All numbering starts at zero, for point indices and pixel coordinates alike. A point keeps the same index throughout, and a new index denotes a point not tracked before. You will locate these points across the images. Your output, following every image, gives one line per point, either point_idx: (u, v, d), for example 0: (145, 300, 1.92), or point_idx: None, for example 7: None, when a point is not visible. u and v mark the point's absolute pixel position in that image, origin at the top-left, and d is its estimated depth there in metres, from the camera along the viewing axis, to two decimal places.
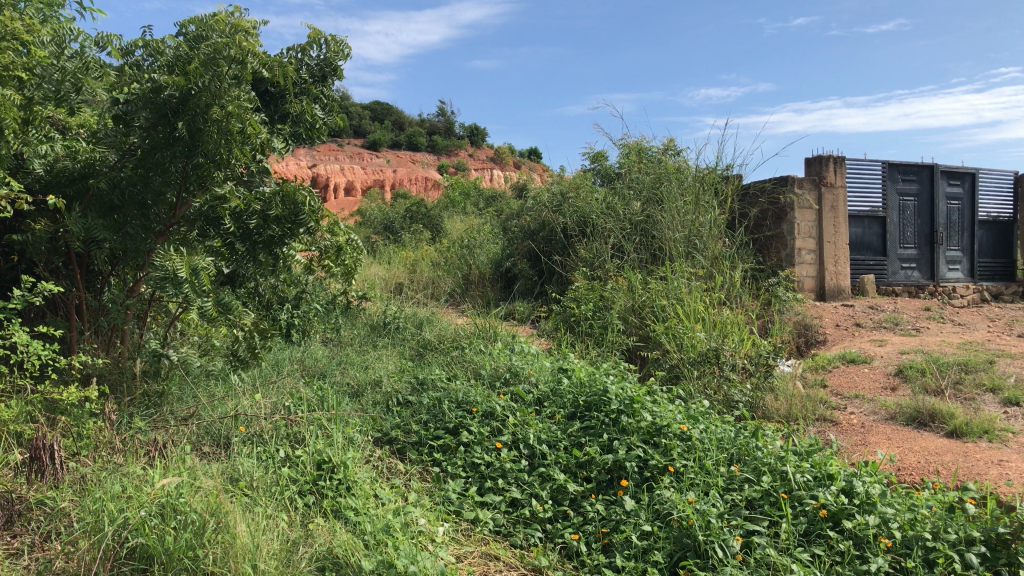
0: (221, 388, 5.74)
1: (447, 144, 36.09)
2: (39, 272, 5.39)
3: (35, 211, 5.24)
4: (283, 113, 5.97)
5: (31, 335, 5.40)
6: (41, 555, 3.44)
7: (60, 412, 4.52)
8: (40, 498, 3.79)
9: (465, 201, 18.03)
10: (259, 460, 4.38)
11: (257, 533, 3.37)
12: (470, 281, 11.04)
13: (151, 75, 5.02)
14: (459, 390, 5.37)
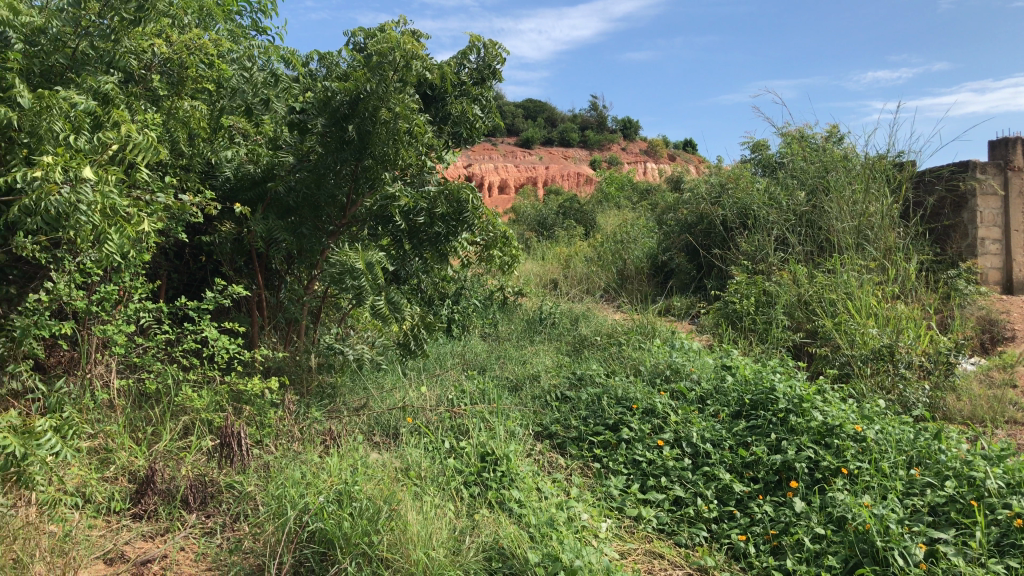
0: (389, 380, 5.98)
1: (600, 138, 35.93)
2: (225, 272, 5.79)
3: (221, 214, 5.63)
4: (446, 115, 6.16)
5: (219, 330, 5.82)
6: (231, 535, 3.70)
7: (245, 402, 4.84)
8: (229, 481, 4.07)
9: (619, 195, 17.90)
10: (426, 451, 4.53)
11: (428, 522, 3.48)
12: (625, 276, 10.96)
13: (325, 82, 5.36)
14: (619, 386, 5.34)
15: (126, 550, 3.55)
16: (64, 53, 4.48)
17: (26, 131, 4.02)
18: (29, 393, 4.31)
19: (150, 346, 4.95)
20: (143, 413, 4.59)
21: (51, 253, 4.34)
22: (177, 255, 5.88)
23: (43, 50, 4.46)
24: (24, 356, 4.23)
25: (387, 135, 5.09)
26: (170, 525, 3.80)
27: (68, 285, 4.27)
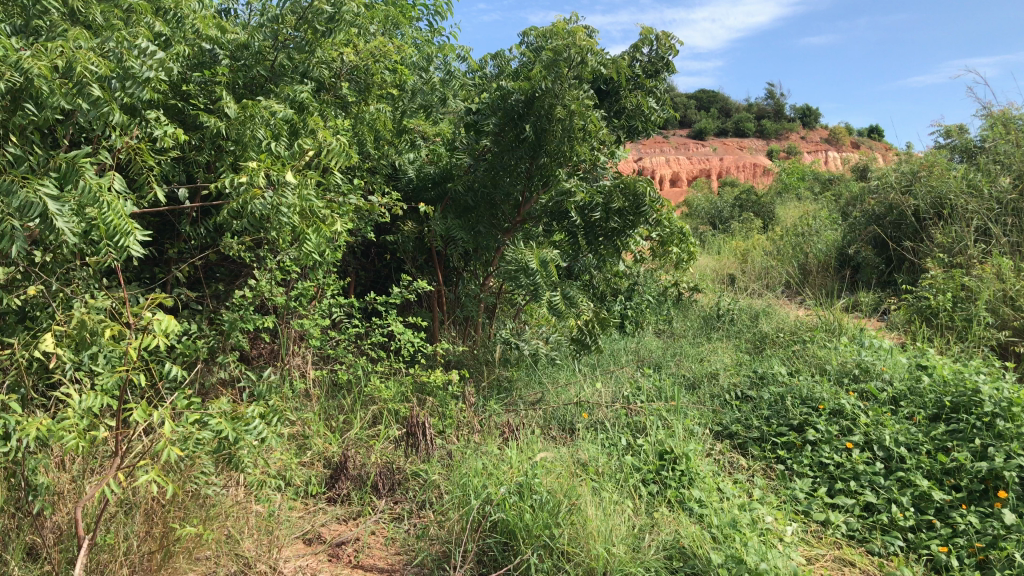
0: (564, 375, 6.04)
1: (777, 128, 34.66)
2: (408, 269, 6.05)
3: (404, 214, 5.90)
4: (619, 109, 6.13)
5: (403, 325, 6.09)
6: (418, 522, 3.85)
7: (428, 393, 5.03)
8: (415, 470, 4.24)
9: (799, 186, 17.18)
10: (604, 447, 4.53)
11: (607, 517, 3.48)
12: (807, 271, 10.51)
13: (501, 82, 5.48)
14: (804, 385, 5.12)
15: (323, 532, 3.78)
16: (264, 66, 4.81)
17: (233, 139, 4.35)
18: (236, 382, 4.67)
19: (341, 340, 5.25)
20: (335, 403, 4.87)
21: (254, 252, 4.68)
22: (364, 254, 6.20)
23: (246, 64, 4.80)
24: (231, 348, 4.59)
25: (562, 132, 5.07)
26: (362, 509, 4.01)
27: (269, 282, 4.58)
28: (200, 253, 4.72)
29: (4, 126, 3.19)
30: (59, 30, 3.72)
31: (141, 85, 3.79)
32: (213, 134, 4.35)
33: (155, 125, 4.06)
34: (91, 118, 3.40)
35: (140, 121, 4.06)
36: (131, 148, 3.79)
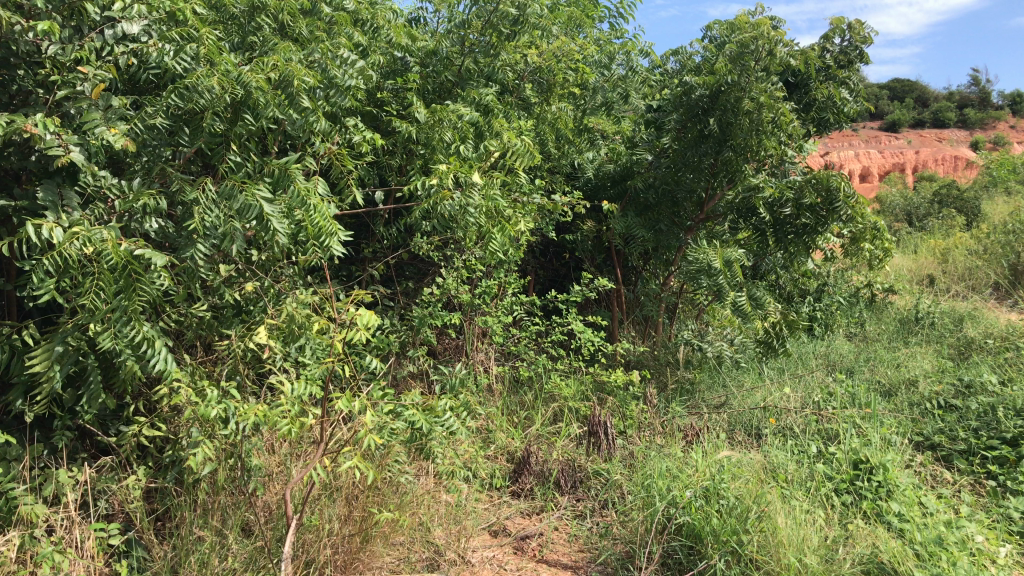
0: (747, 377, 5.86)
1: (981, 117, 32.09)
2: (588, 268, 6.08)
3: (585, 213, 5.93)
4: (809, 101, 5.87)
5: (582, 324, 6.13)
6: (600, 520, 3.87)
7: (608, 393, 5.03)
8: (597, 468, 4.26)
9: (1007, 179, 15.84)
10: (793, 453, 4.36)
11: (799, 526, 3.35)
12: (1019, 271, 9.66)
13: (683, 78, 5.39)
14: (1018, 396, 4.72)
15: (507, 525, 3.87)
16: (451, 70, 4.97)
17: (423, 142, 4.53)
18: (424, 376, 4.86)
19: (523, 337, 5.35)
20: (517, 399, 4.96)
21: (441, 251, 4.85)
22: (543, 253, 6.28)
23: (435, 69, 4.98)
24: (420, 343, 4.78)
25: (750, 126, 4.92)
26: (545, 505, 4.06)
27: (455, 280, 4.73)
28: (392, 253, 4.95)
29: (225, 135, 3.48)
30: (269, 44, 4.01)
31: (342, 93, 4.02)
32: (404, 138, 4.55)
33: (352, 131, 4.29)
34: (299, 127, 3.62)
35: (340, 128, 4.30)
36: (332, 153, 4.02)
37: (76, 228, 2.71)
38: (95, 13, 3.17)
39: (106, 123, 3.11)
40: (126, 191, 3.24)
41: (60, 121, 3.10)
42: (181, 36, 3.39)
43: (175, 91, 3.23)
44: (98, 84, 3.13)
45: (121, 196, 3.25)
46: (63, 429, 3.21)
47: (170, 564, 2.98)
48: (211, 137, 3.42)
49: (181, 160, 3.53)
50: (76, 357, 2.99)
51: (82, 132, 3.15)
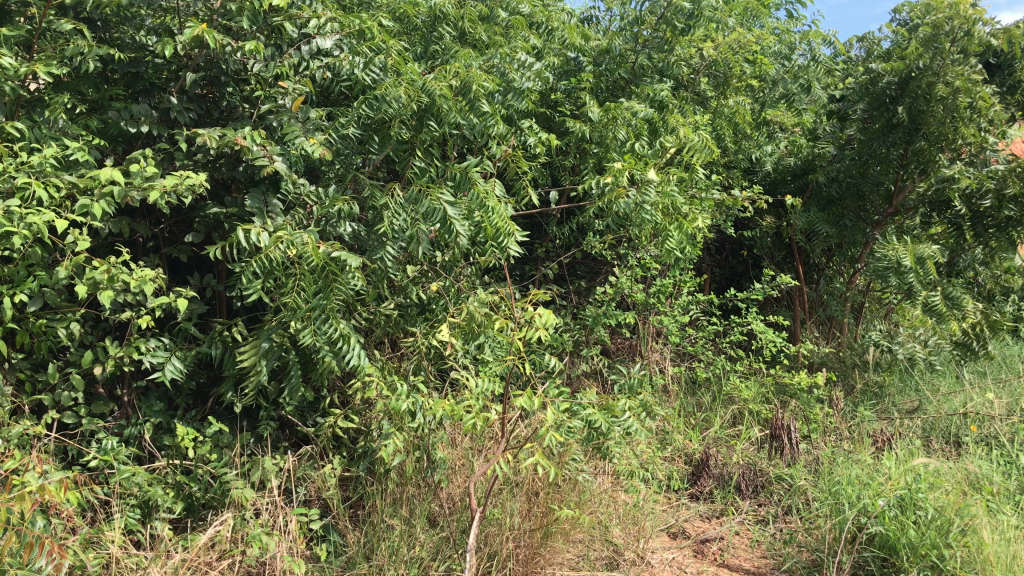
0: (943, 381, 5.50)
1: None
2: (766, 266, 5.89)
3: (764, 209, 5.75)
4: (1014, 83, 5.43)
5: (762, 323, 5.94)
6: (784, 527, 3.75)
7: (790, 395, 4.86)
8: (779, 473, 4.13)
9: None
10: (998, 464, 4.06)
11: (1009, 543, 3.11)
12: None
13: (869, 65, 5.14)
14: None
15: (686, 527, 3.82)
16: (625, 68, 4.96)
17: (597, 141, 4.56)
18: (599, 375, 4.87)
19: (700, 338, 5.26)
20: (694, 400, 4.88)
21: (615, 250, 4.84)
22: (718, 251, 6.14)
23: (608, 68, 4.98)
24: (594, 341, 4.80)
25: (945, 112, 4.62)
26: (725, 508, 3.98)
27: (630, 278, 4.70)
28: (566, 252, 5.00)
29: (411, 141, 3.65)
30: (450, 52, 4.16)
31: (519, 96, 4.11)
32: (578, 138, 4.59)
33: (527, 133, 4.38)
34: (478, 131, 3.76)
35: (516, 130, 4.40)
36: (509, 155, 4.12)
37: (280, 233, 2.96)
38: (294, 30, 3.40)
39: (304, 134, 3.34)
40: (323, 198, 3.45)
41: (264, 134, 3.36)
42: (370, 49, 3.56)
43: (366, 102, 3.45)
44: (297, 97, 3.39)
45: (319, 202, 3.47)
46: (267, 420, 3.47)
47: (364, 550, 3.16)
48: (398, 144, 3.61)
49: (370, 167, 3.73)
50: (280, 353, 3.23)
51: (283, 143, 3.40)
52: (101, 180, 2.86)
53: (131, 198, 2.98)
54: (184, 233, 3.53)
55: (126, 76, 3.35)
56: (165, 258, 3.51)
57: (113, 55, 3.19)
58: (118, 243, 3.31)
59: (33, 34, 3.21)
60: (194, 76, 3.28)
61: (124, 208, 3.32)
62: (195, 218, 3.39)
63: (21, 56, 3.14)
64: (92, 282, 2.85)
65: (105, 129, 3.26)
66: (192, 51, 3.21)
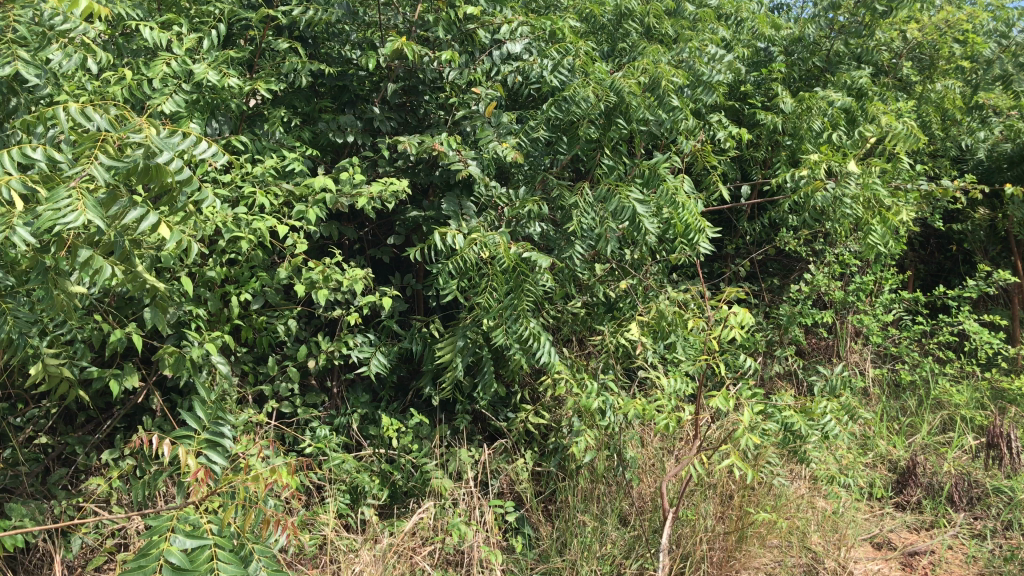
0: None
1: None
2: (980, 261, 5.46)
3: (977, 200, 5.34)
4: None
5: (976, 323, 5.51)
6: (1006, 544, 3.48)
7: (1009, 402, 4.49)
8: (998, 485, 3.82)
9: None
10: None
11: None
12: None
13: None
14: None
15: (893, 538, 3.61)
16: (819, 55, 4.74)
17: (790, 133, 4.40)
18: (793, 375, 4.68)
19: (905, 338, 4.94)
20: (899, 403, 4.60)
21: (811, 246, 4.66)
22: (923, 245, 5.78)
23: (801, 56, 4.77)
24: (789, 342, 4.63)
25: None
26: (936, 520, 3.73)
27: (827, 275, 4.49)
28: (758, 249, 4.85)
29: (599, 140, 3.68)
30: (637, 49, 4.13)
31: (709, 90, 4.05)
32: (769, 130, 4.46)
33: (716, 127, 4.29)
34: (667, 126, 3.71)
35: (704, 125, 4.32)
36: (697, 151, 4.05)
37: (474, 235, 3.09)
38: (486, 37, 3.49)
39: (497, 138, 3.45)
40: (513, 199, 3.52)
41: (460, 139, 3.49)
42: (558, 51, 3.61)
43: (555, 103, 3.51)
44: (490, 102, 3.47)
45: (509, 203, 3.53)
46: (464, 413, 3.60)
47: (558, 544, 3.20)
48: (586, 143, 3.65)
49: (558, 167, 3.79)
50: (474, 350, 3.37)
51: (477, 147, 3.52)
52: (315, 187, 3.09)
53: (340, 203, 3.20)
54: (386, 236, 3.73)
55: (334, 89, 3.59)
56: (369, 259, 3.73)
57: (323, 70, 3.43)
58: (328, 245, 3.55)
59: (254, 54, 3.50)
60: (394, 86, 3.46)
61: (333, 213, 3.56)
62: (396, 221, 3.58)
63: (244, 75, 3.44)
64: (308, 281, 3.08)
65: (316, 139, 3.51)
66: (393, 63, 3.39)
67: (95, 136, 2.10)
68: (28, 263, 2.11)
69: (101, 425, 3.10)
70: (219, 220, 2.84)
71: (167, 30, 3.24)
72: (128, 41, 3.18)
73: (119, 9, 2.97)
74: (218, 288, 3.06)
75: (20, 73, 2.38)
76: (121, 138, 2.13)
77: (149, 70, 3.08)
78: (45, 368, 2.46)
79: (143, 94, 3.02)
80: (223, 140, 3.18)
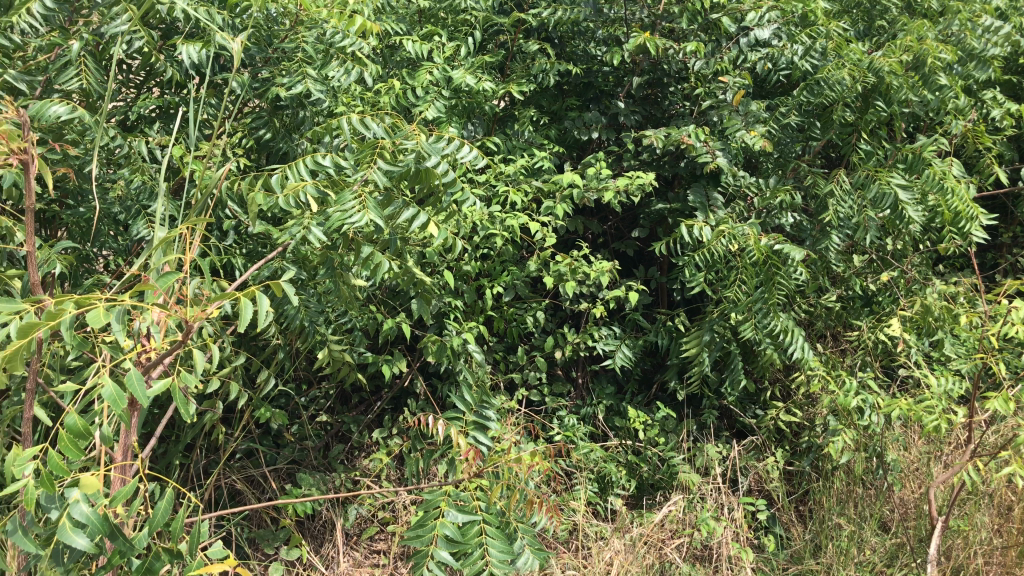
0: None
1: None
2: None
3: None
4: None
5: None
6: None
7: None
8: None
9: None
10: None
11: None
12: None
13: None
14: None
15: None
16: None
17: None
18: None
19: None
20: None
21: None
22: None
23: None
24: None
25: None
26: None
27: None
28: None
29: (855, 124, 3.53)
30: (897, 25, 3.88)
31: (983, 65, 3.74)
32: None
33: (991, 105, 3.92)
34: (933, 106, 3.51)
35: (976, 102, 3.97)
36: (968, 131, 3.74)
37: (722, 227, 3.11)
38: (733, 25, 3.40)
39: (745, 126, 3.38)
40: (763, 188, 3.45)
41: (707, 130, 3.45)
42: (810, 35, 3.44)
43: (807, 87, 3.37)
44: (739, 90, 3.40)
45: (759, 193, 3.48)
46: (710, 408, 3.55)
47: (812, 547, 3.09)
48: (841, 127, 3.48)
49: (811, 154, 3.64)
50: (723, 344, 3.32)
51: (724, 137, 3.46)
52: (563, 184, 3.21)
53: (588, 198, 3.29)
54: (629, 229, 3.75)
55: (580, 86, 3.68)
56: (613, 252, 3.78)
57: (570, 69, 3.52)
58: (575, 239, 3.65)
59: (506, 57, 3.65)
60: (638, 80, 3.49)
61: (579, 208, 3.65)
62: (640, 214, 3.61)
63: (496, 77, 3.60)
64: (556, 274, 3.19)
65: (564, 136, 3.62)
66: (638, 57, 3.42)
67: (374, 144, 2.32)
68: (319, 259, 2.41)
69: (371, 406, 3.39)
70: (476, 219, 3.03)
71: (428, 41, 3.47)
72: (393, 53, 3.43)
73: (387, 24, 3.22)
74: (473, 281, 3.25)
75: (310, 91, 2.69)
76: (396, 144, 2.32)
77: (412, 79, 3.32)
78: (330, 353, 2.75)
79: (407, 101, 3.26)
80: (477, 141, 3.36)
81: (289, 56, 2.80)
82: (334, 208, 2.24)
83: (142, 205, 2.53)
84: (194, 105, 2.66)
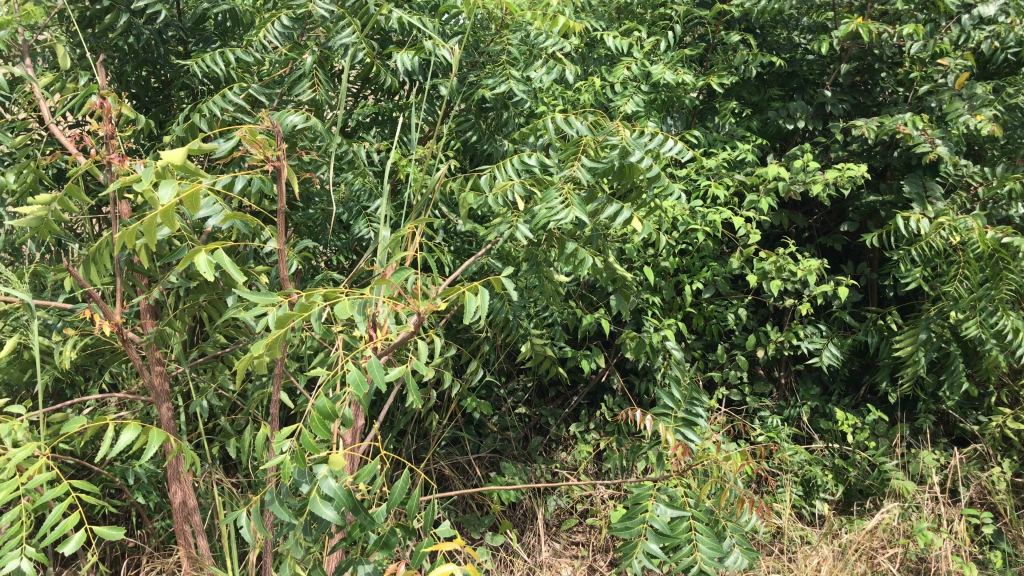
0: None
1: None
2: None
3: None
4: None
5: None
6: None
7: None
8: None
9: None
10: None
11: None
12: None
13: None
14: None
15: None
16: None
17: None
18: None
19: None
20: None
21: None
22: None
23: None
24: None
25: None
26: None
27: None
28: None
29: None
30: None
31: None
32: None
33: None
34: None
35: None
36: None
37: (942, 220, 2.94)
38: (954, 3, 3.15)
39: (970, 112, 3.16)
40: (989, 176, 3.20)
41: (924, 117, 3.29)
42: None
43: None
44: (961, 74, 3.18)
45: (984, 182, 3.23)
46: (927, 413, 3.34)
47: None
48: None
49: None
50: (941, 345, 3.12)
51: (944, 123, 3.28)
52: (768, 177, 3.13)
53: (794, 190, 3.20)
54: (837, 223, 3.59)
55: (783, 75, 3.56)
56: (819, 247, 3.63)
57: (774, 59, 3.42)
58: (779, 234, 3.55)
59: (706, 49, 3.60)
60: (848, 67, 3.34)
61: (783, 201, 3.54)
62: (850, 207, 3.45)
63: (696, 70, 3.54)
64: (761, 272, 3.14)
65: (766, 128, 3.52)
66: (848, 43, 3.28)
67: (578, 142, 2.36)
68: (524, 256, 2.48)
69: (568, 400, 3.45)
70: (677, 214, 3.01)
71: (627, 37, 3.49)
72: (592, 50, 3.46)
73: (588, 23, 3.25)
74: (672, 277, 3.24)
75: (514, 91, 2.74)
76: (600, 141, 2.35)
77: (611, 75, 3.34)
78: (533, 347, 2.83)
79: (607, 97, 3.29)
80: (677, 135, 3.34)
81: (495, 59, 2.90)
82: (541, 205, 2.31)
83: (362, 205, 2.70)
84: (409, 110, 2.82)
